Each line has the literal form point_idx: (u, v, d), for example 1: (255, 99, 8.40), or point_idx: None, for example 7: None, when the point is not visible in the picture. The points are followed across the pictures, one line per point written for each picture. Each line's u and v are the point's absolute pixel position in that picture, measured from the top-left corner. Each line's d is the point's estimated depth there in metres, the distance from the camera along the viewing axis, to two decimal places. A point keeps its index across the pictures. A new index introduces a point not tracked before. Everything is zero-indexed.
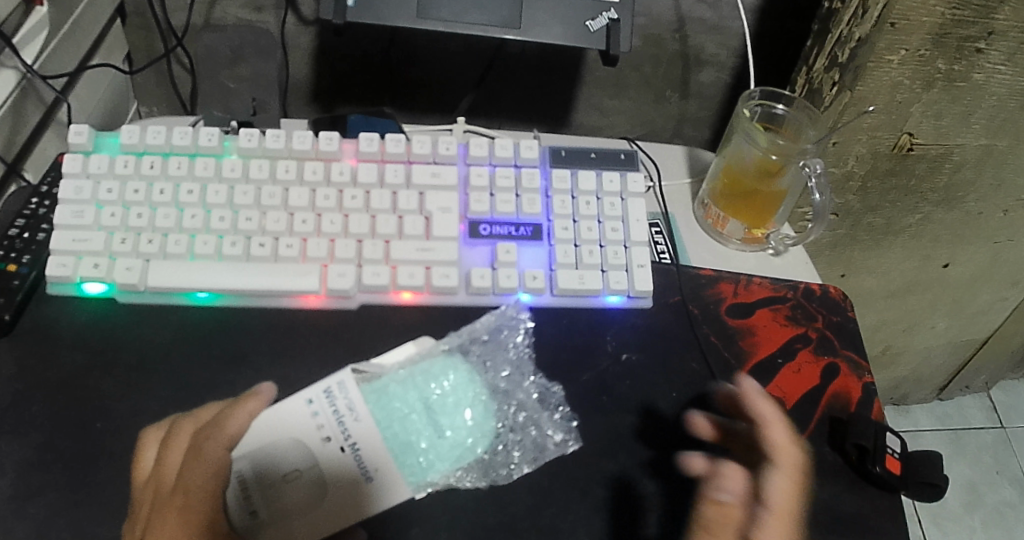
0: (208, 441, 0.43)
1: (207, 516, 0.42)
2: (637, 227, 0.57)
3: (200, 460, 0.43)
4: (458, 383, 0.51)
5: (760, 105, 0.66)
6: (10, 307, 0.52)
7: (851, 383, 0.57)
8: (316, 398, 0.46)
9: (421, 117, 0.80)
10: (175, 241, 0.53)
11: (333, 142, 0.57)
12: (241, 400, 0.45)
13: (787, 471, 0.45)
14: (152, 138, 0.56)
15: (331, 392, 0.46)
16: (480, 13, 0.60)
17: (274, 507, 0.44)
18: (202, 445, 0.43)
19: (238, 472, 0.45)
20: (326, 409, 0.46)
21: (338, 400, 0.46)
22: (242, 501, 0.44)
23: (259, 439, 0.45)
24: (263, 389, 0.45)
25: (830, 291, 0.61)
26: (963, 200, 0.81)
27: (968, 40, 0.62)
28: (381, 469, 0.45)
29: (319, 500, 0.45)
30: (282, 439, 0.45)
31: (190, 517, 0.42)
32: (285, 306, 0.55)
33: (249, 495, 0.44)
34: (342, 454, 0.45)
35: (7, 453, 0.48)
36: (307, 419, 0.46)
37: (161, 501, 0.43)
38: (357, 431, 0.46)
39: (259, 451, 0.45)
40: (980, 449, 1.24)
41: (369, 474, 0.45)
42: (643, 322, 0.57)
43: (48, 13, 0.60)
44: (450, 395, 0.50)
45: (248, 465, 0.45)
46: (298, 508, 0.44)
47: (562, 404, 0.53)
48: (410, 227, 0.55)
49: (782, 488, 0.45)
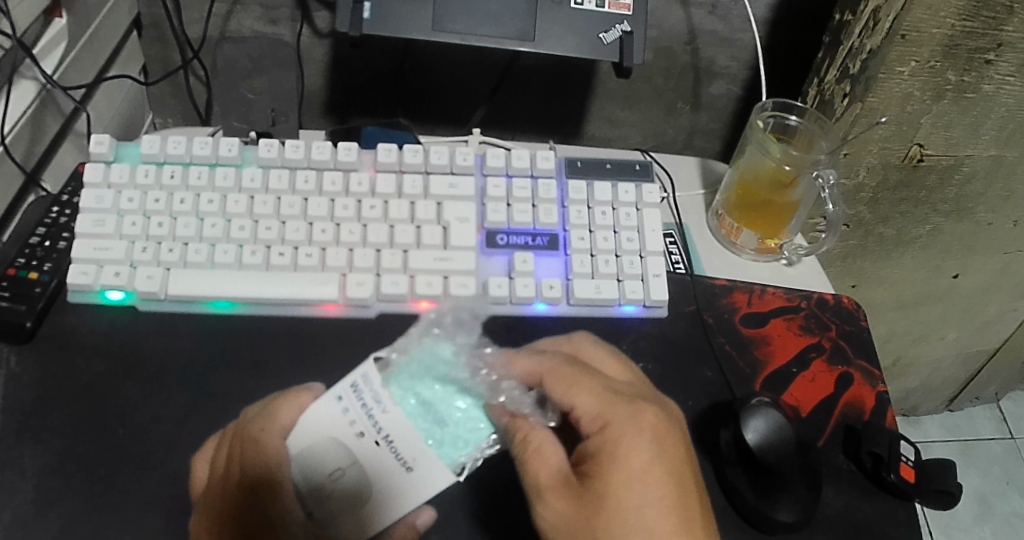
0: (263, 433, 0.45)
1: (275, 513, 0.44)
2: (653, 236, 0.57)
3: (259, 452, 0.44)
4: (434, 373, 0.47)
5: (773, 116, 0.67)
6: (31, 314, 0.53)
7: (865, 391, 0.57)
8: (344, 394, 0.44)
9: (434, 129, 0.81)
10: (196, 250, 0.54)
11: (351, 153, 0.58)
12: (294, 392, 0.46)
13: (550, 375, 0.47)
14: (172, 148, 0.57)
15: (356, 385, 0.44)
16: (495, 26, 0.61)
17: (330, 506, 0.44)
18: (259, 438, 0.45)
19: (291, 475, 0.44)
20: (355, 404, 0.44)
21: (365, 394, 0.44)
22: (300, 504, 0.45)
23: (303, 438, 0.44)
24: (314, 386, 0.46)
25: (843, 300, 0.62)
26: (974, 210, 0.81)
27: (978, 51, 0.63)
28: (421, 459, 0.43)
29: (367, 495, 0.43)
30: (321, 438, 0.44)
31: (263, 512, 0.44)
32: (305, 314, 0.55)
33: (305, 499, 0.45)
34: (378, 448, 0.43)
35: (28, 458, 0.49)
36: (338, 415, 0.44)
37: (233, 496, 0.45)
38: (388, 420, 0.43)
39: (306, 451, 0.44)
40: (990, 460, 1.23)
41: (408, 466, 0.43)
42: (659, 331, 0.58)
43: (68, 24, 0.61)
44: (435, 386, 0.47)
45: (300, 467, 0.44)
46: (350, 503, 0.44)
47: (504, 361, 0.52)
48: (427, 236, 0.56)
49: (564, 394, 0.47)
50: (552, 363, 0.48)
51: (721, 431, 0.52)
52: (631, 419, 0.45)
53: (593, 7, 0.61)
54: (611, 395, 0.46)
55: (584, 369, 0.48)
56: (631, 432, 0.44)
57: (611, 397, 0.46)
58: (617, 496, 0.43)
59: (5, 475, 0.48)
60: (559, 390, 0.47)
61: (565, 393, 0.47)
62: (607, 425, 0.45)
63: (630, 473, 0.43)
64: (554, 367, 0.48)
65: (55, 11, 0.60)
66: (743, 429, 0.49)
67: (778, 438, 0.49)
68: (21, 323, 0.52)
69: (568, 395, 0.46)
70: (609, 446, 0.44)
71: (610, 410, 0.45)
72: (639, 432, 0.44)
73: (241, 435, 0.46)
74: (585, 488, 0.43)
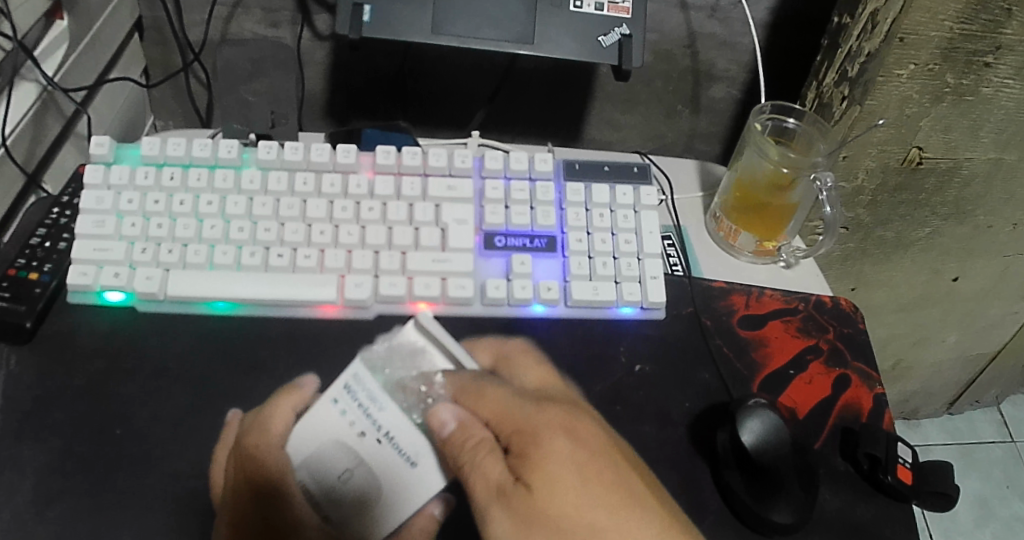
0: (262, 444, 0.48)
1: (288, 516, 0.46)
2: (651, 239, 0.58)
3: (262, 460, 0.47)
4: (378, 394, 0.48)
5: (771, 118, 0.66)
6: (32, 314, 0.53)
7: (863, 393, 0.57)
8: (340, 397, 0.48)
9: (434, 132, 0.82)
10: (195, 251, 0.54)
11: (351, 155, 0.58)
12: (284, 395, 0.52)
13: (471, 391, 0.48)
14: (172, 149, 0.57)
15: (350, 387, 0.48)
16: (494, 29, 0.61)
17: (342, 509, 0.47)
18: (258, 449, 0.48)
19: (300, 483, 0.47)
20: (352, 406, 0.48)
21: (359, 394, 0.48)
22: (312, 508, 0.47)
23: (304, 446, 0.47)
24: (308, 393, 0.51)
25: (841, 303, 0.62)
26: (973, 213, 0.81)
27: (977, 54, 0.63)
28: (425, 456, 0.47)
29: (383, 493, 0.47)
30: (324, 442, 0.47)
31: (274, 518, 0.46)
32: (304, 315, 0.56)
33: (316, 503, 0.47)
34: (379, 445, 0.47)
35: (28, 458, 0.49)
36: (337, 419, 0.48)
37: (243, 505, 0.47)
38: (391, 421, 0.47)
39: (311, 457, 0.47)
40: (990, 464, 1.23)
41: (412, 461, 0.47)
42: (656, 332, 0.58)
43: (69, 26, 0.61)
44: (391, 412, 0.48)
45: (308, 473, 0.47)
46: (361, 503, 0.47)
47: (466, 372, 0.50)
48: (426, 238, 0.56)
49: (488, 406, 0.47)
50: (468, 378, 0.49)
51: (718, 432, 0.52)
52: (544, 421, 0.46)
53: (591, 10, 0.62)
54: (521, 399, 0.47)
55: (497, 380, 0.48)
56: (553, 435, 0.45)
57: (524, 404, 0.47)
58: (555, 493, 0.43)
59: (4, 475, 0.48)
60: (472, 404, 0.47)
61: (480, 409, 0.47)
62: (526, 432, 0.45)
63: (559, 473, 0.44)
64: (475, 382, 0.48)
65: (56, 13, 0.61)
66: (739, 430, 0.49)
67: (774, 441, 0.49)
68: (21, 323, 0.52)
69: (482, 408, 0.47)
70: (543, 445, 0.45)
71: (524, 418, 0.46)
72: (558, 432, 0.45)
73: (241, 446, 0.49)
74: (525, 496, 0.43)
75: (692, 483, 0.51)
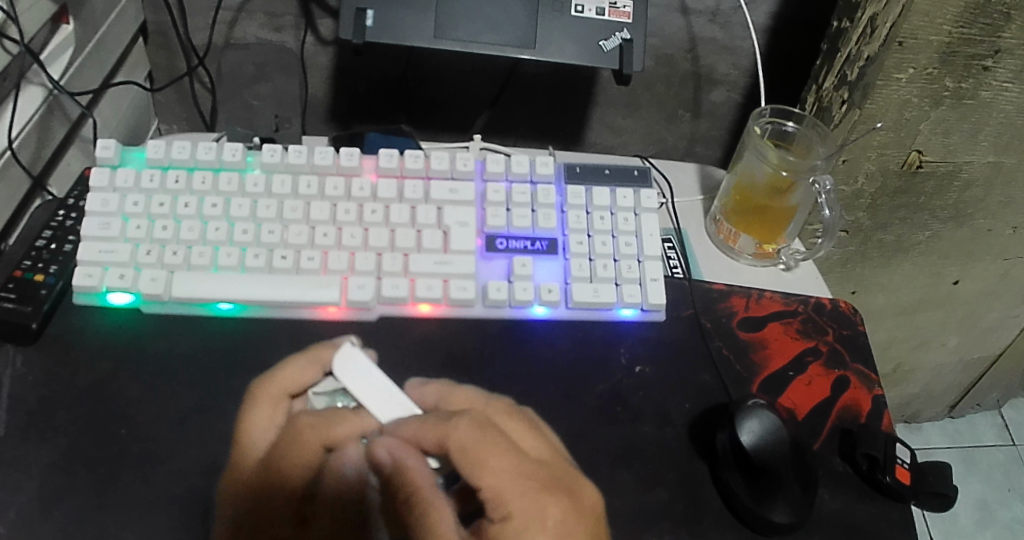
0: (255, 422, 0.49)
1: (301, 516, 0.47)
2: (651, 241, 0.58)
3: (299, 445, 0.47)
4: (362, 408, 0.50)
5: (771, 122, 0.67)
6: (37, 315, 0.53)
7: (861, 394, 0.57)
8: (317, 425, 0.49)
9: (436, 136, 0.82)
10: (199, 254, 0.55)
11: (354, 158, 0.58)
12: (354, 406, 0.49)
13: (462, 451, 0.43)
14: (177, 152, 0.57)
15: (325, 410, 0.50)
16: (496, 33, 0.62)
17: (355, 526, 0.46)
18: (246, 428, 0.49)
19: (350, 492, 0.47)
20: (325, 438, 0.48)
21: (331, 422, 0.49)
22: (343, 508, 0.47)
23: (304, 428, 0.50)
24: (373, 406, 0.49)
25: (840, 305, 0.62)
26: (973, 217, 0.81)
27: (975, 58, 0.63)
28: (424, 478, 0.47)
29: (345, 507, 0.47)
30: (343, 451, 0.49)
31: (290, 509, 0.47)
32: (306, 317, 0.56)
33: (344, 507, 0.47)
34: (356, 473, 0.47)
35: (33, 457, 0.49)
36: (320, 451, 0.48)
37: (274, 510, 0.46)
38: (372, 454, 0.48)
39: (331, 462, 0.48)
40: (991, 467, 1.23)
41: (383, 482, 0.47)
42: (656, 334, 0.58)
43: (74, 31, 0.62)
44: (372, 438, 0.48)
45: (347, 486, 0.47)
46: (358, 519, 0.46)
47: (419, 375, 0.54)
48: (428, 240, 0.56)
49: (480, 472, 0.43)
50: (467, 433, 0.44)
51: (718, 432, 0.52)
52: (530, 508, 0.42)
53: (592, 15, 0.62)
54: (520, 481, 0.43)
55: (500, 439, 0.44)
56: (531, 528, 0.42)
57: (523, 482, 0.43)
58: None
59: (10, 474, 0.48)
60: (466, 466, 0.43)
61: (473, 475, 0.43)
62: (510, 515, 0.42)
63: None
64: (472, 441, 0.43)
65: (62, 17, 0.61)
66: (738, 430, 0.50)
67: (773, 440, 0.50)
68: (27, 324, 0.53)
69: (475, 473, 0.43)
70: (517, 528, 0.42)
71: (514, 498, 0.42)
72: (541, 527, 0.42)
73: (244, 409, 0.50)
74: None
75: (691, 483, 0.51)
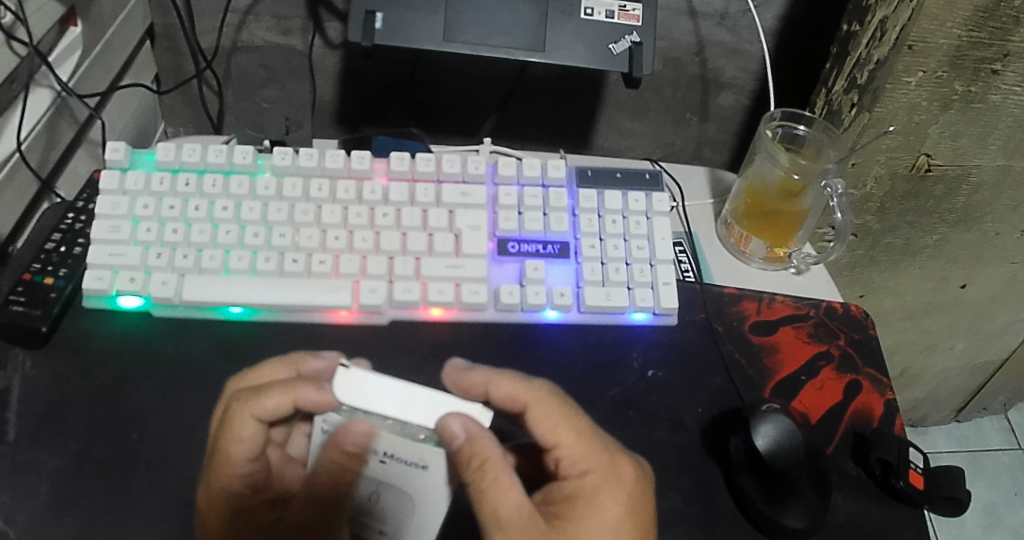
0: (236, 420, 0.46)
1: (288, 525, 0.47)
2: (663, 245, 0.58)
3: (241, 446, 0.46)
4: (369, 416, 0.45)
5: (781, 125, 0.67)
6: (47, 318, 0.53)
7: (873, 399, 0.57)
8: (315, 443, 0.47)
9: (444, 140, 0.82)
10: (210, 257, 0.54)
11: (365, 161, 0.58)
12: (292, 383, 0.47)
13: (541, 407, 0.45)
14: (188, 155, 0.57)
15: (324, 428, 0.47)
16: (505, 36, 0.62)
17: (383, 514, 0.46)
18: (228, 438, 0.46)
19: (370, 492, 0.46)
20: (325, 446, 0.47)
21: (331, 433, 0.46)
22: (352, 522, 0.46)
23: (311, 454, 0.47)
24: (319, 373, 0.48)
25: (851, 309, 0.62)
26: (981, 220, 0.81)
27: (985, 62, 0.63)
28: (438, 462, 0.46)
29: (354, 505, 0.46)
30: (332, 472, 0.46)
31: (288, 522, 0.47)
32: (316, 321, 0.56)
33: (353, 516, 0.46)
34: (384, 463, 0.46)
35: (44, 461, 0.49)
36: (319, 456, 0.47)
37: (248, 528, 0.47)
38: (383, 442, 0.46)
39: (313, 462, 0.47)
40: (998, 471, 1.23)
41: (421, 464, 0.46)
42: (668, 338, 0.58)
43: (82, 33, 0.62)
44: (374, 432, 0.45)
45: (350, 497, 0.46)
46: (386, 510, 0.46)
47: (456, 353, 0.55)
48: (440, 244, 0.56)
49: (556, 431, 0.45)
50: (543, 394, 0.46)
51: (731, 437, 0.52)
52: (609, 468, 0.45)
53: (602, 18, 0.62)
54: (596, 439, 0.46)
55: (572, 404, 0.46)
56: (610, 482, 0.45)
57: (596, 439, 0.46)
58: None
59: (20, 478, 0.48)
60: (543, 426, 0.45)
61: (551, 435, 0.45)
62: (587, 471, 0.45)
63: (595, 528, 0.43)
64: (542, 398, 0.46)
65: (70, 20, 0.61)
66: (753, 434, 0.49)
67: (789, 444, 0.49)
68: (37, 327, 0.53)
69: (552, 434, 0.45)
70: (589, 493, 0.44)
71: (592, 456, 0.45)
72: (617, 484, 0.45)
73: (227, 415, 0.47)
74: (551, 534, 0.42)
75: (706, 488, 0.51)
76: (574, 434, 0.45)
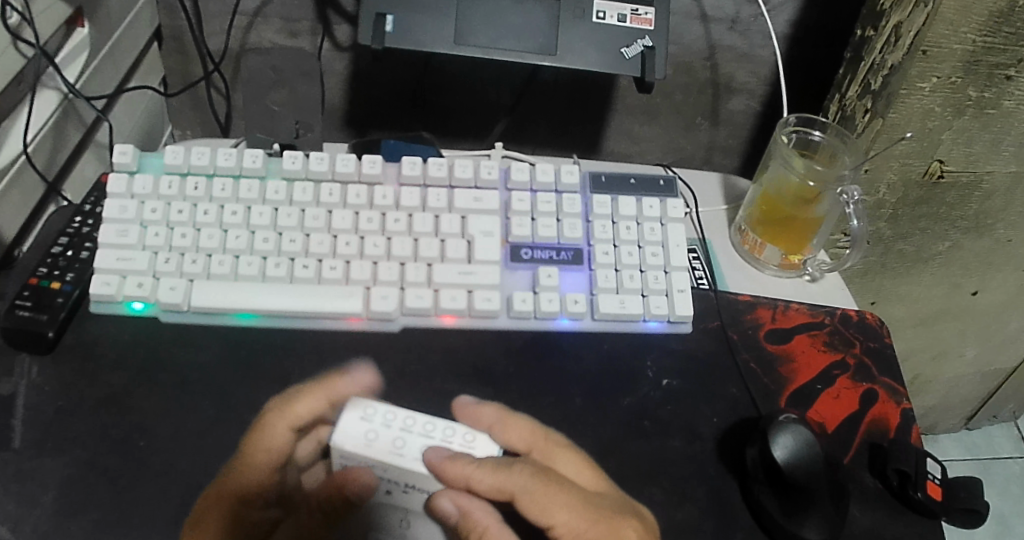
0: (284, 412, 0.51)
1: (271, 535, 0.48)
2: (678, 252, 0.57)
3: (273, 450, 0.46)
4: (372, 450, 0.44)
5: (796, 131, 0.66)
6: (53, 324, 0.52)
7: (889, 408, 0.56)
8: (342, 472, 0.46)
9: (453, 144, 0.81)
10: (219, 262, 0.54)
11: (376, 165, 0.58)
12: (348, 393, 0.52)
13: (530, 493, 0.42)
14: (196, 158, 0.57)
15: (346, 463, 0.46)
16: (517, 40, 0.61)
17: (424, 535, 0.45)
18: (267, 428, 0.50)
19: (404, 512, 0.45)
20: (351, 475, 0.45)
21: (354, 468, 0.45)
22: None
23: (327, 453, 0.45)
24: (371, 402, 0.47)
25: (866, 317, 0.62)
26: (993, 227, 0.80)
27: (1000, 67, 0.62)
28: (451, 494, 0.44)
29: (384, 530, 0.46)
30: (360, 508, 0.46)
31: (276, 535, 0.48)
32: (327, 327, 0.55)
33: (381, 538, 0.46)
34: (407, 493, 0.45)
35: (50, 468, 0.48)
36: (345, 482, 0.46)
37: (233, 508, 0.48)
38: (393, 472, 0.44)
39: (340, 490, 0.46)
40: (1008, 479, 1.22)
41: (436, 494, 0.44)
42: (682, 347, 0.57)
43: (89, 34, 0.61)
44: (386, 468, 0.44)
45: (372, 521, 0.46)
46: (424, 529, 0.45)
47: (453, 376, 0.54)
48: (452, 250, 0.55)
49: (547, 513, 0.42)
50: (531, 472, 0.43)
51: (747, 448, 0.51)
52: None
53: (614, 22, 0.61)
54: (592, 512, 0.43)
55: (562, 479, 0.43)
56: None
57: (592, 512, 0.43)
58: None
59: (26, 486, 0.47)
60: (536, 512, 0.42)
61: (545, 515, 0.42)
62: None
63: None
64: (529, 486, 0.42)
65: (77, 21, 0.60)
66: (771, 446, 0.48)
67: (806, 454, 0.48)
68: (43, 333, 0.52)
69: (547, 515, 0.42)
70: None
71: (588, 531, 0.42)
72: None
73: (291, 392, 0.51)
74: None
75: (721, 499, 0.50)
76: (566, 510, 0.42)
